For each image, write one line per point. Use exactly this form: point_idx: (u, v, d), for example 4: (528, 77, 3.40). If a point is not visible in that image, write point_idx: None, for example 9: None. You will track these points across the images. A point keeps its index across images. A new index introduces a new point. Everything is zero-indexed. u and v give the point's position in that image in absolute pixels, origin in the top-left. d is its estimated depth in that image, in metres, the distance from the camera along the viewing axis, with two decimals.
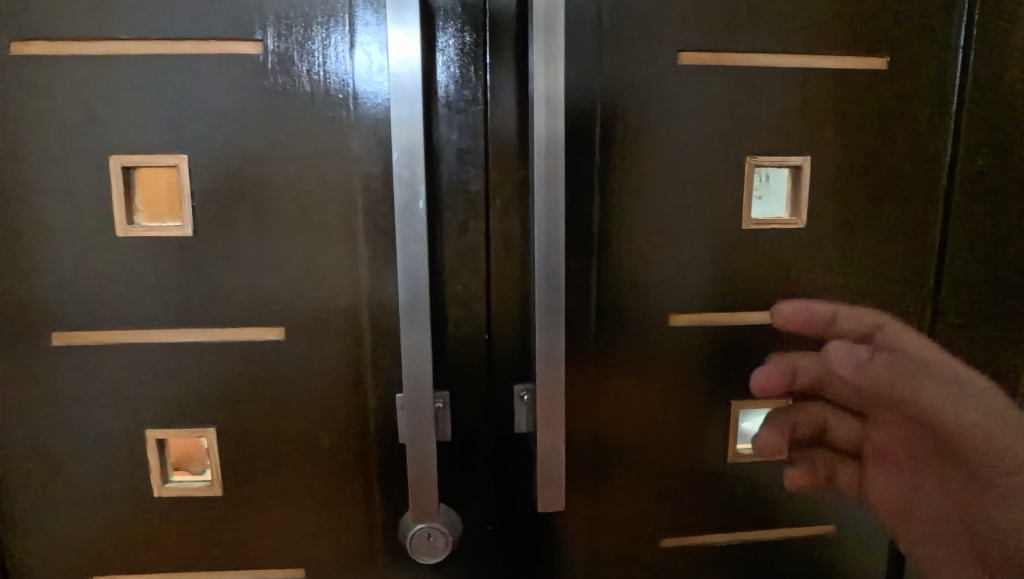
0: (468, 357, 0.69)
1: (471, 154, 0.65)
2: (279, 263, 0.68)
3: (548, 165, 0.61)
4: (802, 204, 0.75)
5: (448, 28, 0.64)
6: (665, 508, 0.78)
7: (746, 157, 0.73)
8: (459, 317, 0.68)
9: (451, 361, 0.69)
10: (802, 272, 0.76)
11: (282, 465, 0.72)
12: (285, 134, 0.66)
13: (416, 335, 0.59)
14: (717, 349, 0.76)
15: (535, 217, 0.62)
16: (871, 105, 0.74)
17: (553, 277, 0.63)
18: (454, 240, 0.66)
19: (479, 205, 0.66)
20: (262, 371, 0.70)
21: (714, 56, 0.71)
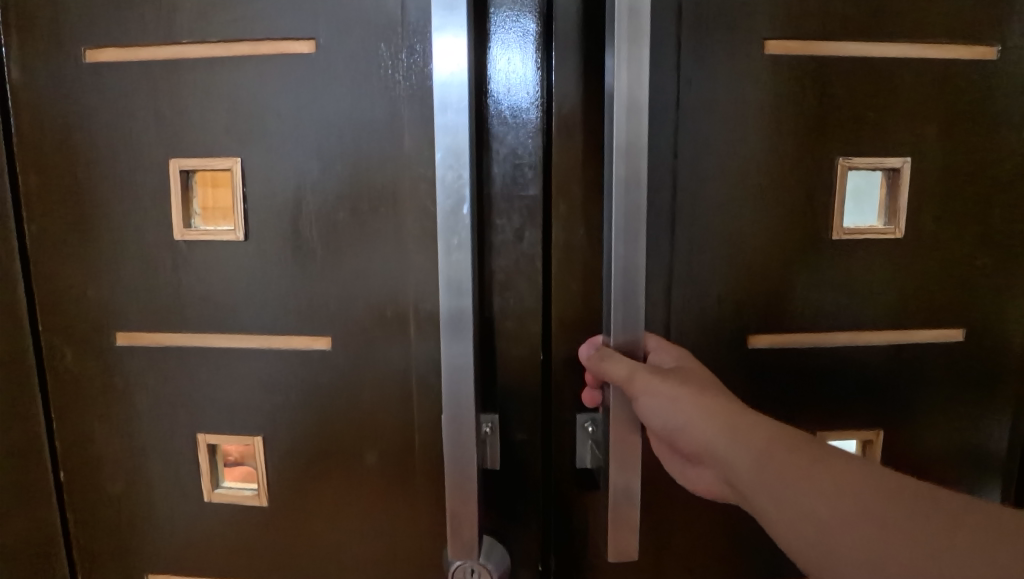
0: (522, 379, 0.63)
1: (528, 156, 0.59)
2: (327, 270, 0.65)
3: (627, 168, 0.53)
4: (900, 213, 0.64)
5: (509, 19, 0.58)
6: (731, 551, 0.69)
7: (838, 158, 0.62)
8: (513, 334, 0.62)
9: (503, 383, 0.63)
10: (903, 292, 0.65)
11: (326, 478, 0.69)
12: (336, 136, 0.63)
13: (463, 355, 0.54)
14: (805, 376, 0.66)
15: (612, 227, 0.55)
16: (982, 102, 0.63)
17: (630, 295, 0.55)
18: (509, 250, 0.61)
19: (538, 211, 0.60)
20: (309, 380, 0.67)
21: (803, 45, 0.61)
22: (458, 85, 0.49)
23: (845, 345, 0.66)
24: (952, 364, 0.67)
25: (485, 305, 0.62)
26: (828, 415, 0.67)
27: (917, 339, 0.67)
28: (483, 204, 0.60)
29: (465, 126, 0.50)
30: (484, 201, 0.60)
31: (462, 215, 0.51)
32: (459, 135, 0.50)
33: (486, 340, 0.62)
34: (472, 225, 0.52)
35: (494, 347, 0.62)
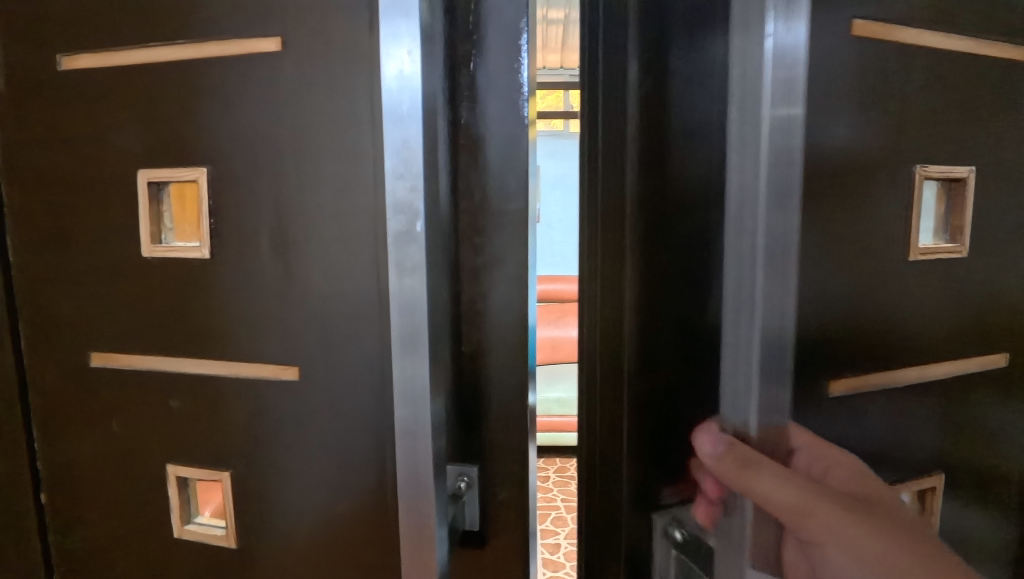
0: (504, 418, 0.56)
1: (515, 166, 0.53)
2: (298, 291, 0.58)
3: (778, 179, 0.41)
4: (962, 229, 0.65)
5: (508, 15, 0.52)
6: None
7: (917, 167, 0.61)
8: (501, 370, 0.56)
9: (488, 424, 0.56)
10: (938, 319, 0.65)
11: (294, 526, 0.61)
12: (306, 142, 0.56)
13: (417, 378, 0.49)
14: (876, 417, 0.63)
15: (754, 252, 0.42)
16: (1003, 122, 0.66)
17: (775, 342, 0.42)
18: (494, 275, 0.55)
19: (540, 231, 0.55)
20: (275, 413, 0.60)
21: (884, 30, 0.58)
22: (407, 87, 0.46)
23: (914, 381, 0.65)
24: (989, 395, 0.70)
25: (466, 331, 0.55)
26: (894, 465, 0.65)
27: (969, 370, 0.68)
28: (467, 223, 0.54)
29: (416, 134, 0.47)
30: (459, 217, 0.54)
31: (416, 231, 0.48)
32: (411, 141, 0.47)
33: (462, 372, 0.56)
34: (426, 244, 0.48)
35: (473, 381, 0.56)
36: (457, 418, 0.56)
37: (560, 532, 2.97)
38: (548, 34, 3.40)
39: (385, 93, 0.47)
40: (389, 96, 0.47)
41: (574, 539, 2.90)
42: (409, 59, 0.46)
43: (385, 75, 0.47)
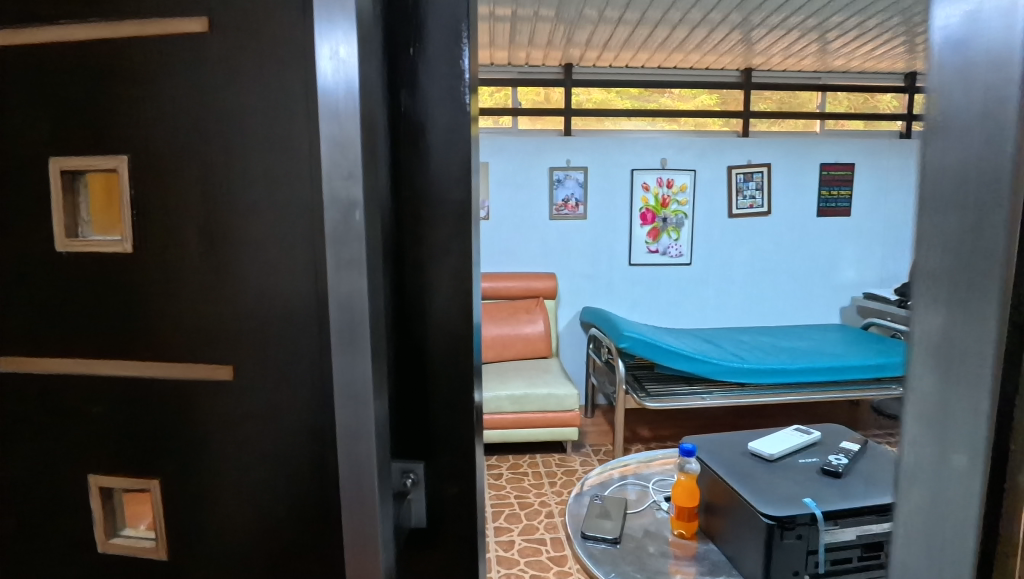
0: (448, 414, 0.55)
1: (457, 155, 0.52)
2: (230, 287, 0.55)
3: None
4: None
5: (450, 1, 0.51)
6: None
7: None
8: (444, 365, 0.54)
9: (431, 422, 0.55)
10: None
11: (229, 534, 0.58)
12: (236, 131, 0.53)
13: (358, 375, 0.48)
14: None
15: None
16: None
17: None
18: (437, 267, 0.53)
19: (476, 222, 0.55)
20: (206, 416, 0.57)
21: None
22: (341, 71, 0.46)
23: None
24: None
25: (409, 324, 0.54)
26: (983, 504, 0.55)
27: None
28: (408, 213, 0.53)
29: (352, 123, 0.46)
30: (397, 206, 0.53)
31: (354, 223, 0.47)
32: (347, 129, 0.46)
33: (403, 366, 0.55)
34: (365, 238, 0.48)
35: (416, 377, 0.55)
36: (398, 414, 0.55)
37: (514, 528, 2.98)
38: (497, 29, 3.39)
39: (321, 82, 0.46)
40: (325, 85, 0.46)
41: (529, 536, 2.91)
42: (343, 45, 0.46)
43: (321, 64, 0.46)
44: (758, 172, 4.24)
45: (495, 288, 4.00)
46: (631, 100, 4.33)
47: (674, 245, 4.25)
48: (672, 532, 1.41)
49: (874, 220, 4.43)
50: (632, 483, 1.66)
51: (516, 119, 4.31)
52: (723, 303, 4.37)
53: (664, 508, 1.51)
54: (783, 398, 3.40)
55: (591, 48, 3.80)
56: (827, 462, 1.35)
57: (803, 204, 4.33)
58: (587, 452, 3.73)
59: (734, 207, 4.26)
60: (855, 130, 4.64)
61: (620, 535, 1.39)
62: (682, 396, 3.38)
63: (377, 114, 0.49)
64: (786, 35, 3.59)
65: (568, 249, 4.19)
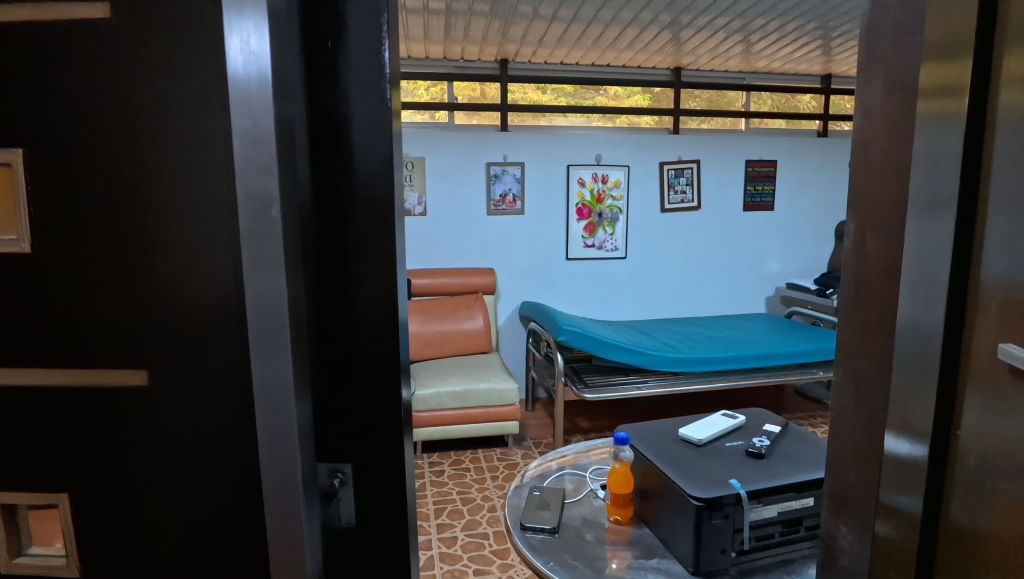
0: (375, 411, 0.54)
1: (378, 150, 0.52)
2: (142, 288, 0.53)
3: None
4: None
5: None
6: None
7: None
8: (371, 362, 0.54)
9: (359, 420, 0.54)
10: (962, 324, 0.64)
11: (148, 544, 0.56)
12: (145, 123, 0.51)
13: (279, 375, 0.48)
14: None
15: None
16: (942, 120, 0.65)
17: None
18: (361, 263, 0.53)
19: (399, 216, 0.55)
20: (119, 424, 0.54)
21: None
22: (253, 61, 0.45)
23: None
24: (870, 379, 0.78)
25: (334, 321, 0.53)
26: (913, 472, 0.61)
27: None
28: (331, 209, 0.52)
29: (265, 114, 0.45)
30: (318, 202, 0.52)
31: (271, 220, 0.47)
32: (261, 122, 0.45)
33: (327, 365, 0.54)
34: (282, 235, 0.47)
35: (342, 375, 0.54)
36: (323, 414, 0.54)
37: (457, 524, 2.98)
38: (431, 23, 3.36)
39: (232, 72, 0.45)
40: (238, 75, 0.45)
41: (471, 530, 2.92)
42: (256, 35, 0.45)
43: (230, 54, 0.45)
44: (689, 168, 4.40)
45: (434, 284, 3.98)
46: (567, 96, 4.39)
47: (610, 239, 4.34)
48: (609, 518, 1.45)
49: (796, 214, 4.67)
50: (570, 473, 1.69)
51: (453, 114, 4.28)
52: (658, 295, 4.51)
53: (602, 495, 1.55)
54: (713, 385, 3.55)
55: (526, 44, 3.82)
56: (751, 445, 1.42)
57: (731, 198, 4.52)
58: (529, 445, 3.78)
59: (666, 202, 4.39)
60: (777, 129, 4.88)
61: (559, 524, 1.42)
62: (619, 387, 3.47)
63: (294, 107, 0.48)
64: (712, 36, 3.72)
65: (507, 244, 4.21)
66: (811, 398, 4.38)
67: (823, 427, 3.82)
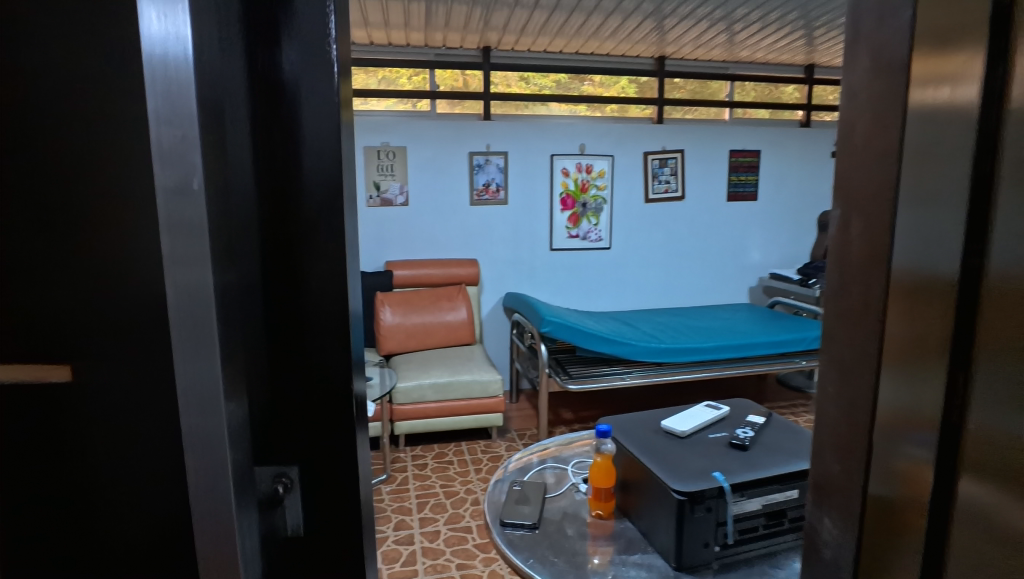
0: (324, 406, 0.50)
1: (324, 123, 0.47)
2: (61, 273, 0.47)
3: None
4: None
5: None
6: None
7: None
8: (317, 356, 0.49)
9: (305, 419, 0.50)
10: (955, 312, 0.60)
11: (76, 553, 0.51)
12: (61, 91, 0.45)
13: (206, 371, 0.42)
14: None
15: None
16: None
17: None
18: (306, 246, 0.48)
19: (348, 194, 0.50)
20: (40, 425, 0.49)
21: None
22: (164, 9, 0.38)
23: None
24: None
25: (278, 310, 0.48)
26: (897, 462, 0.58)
27: None
28: (272, 185, 0.47)
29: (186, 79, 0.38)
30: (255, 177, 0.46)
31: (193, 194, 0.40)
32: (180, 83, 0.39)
33: (270, 358, 0.49)
34: (208, 213, 0.41)
35: (285, 371, 0.49)
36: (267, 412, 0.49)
37: (439, 518, 2.95)
38: (412, 9, 3.29)
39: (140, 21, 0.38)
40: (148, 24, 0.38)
41: (454, 524, 2.90)
42: None
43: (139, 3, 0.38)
44: (672, 158, 4.37)
45: (417, 275, 3.94)
46: (549, 84, 4.33)
47: (593, 230, 4.31)
48: (590, 513, 1.42)
49: (779, 204, 4.67)
50: (551, 467, 1.66)
51: (435, 103, 4.21)
52: (642, 286, 4.49)
53: (582, 489, 1.52)
54: (697, 375, 3.54)
55: (509, 32, 3.76)
56: (734, 436, 1.40)
57: (714, 188, 4.51)
58: (512, 437, 3.75)
59: (650, 193, 4.37)
60: (761, 119, 4.87)
61: (539, 519, 1.39)
62: (604, 378, 3.45)
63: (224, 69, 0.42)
64: (696, 25, 3.68)
65: (490, 235, 4.16)
66: (793, 387, 4.40)
67: (804, 417, 3.85)
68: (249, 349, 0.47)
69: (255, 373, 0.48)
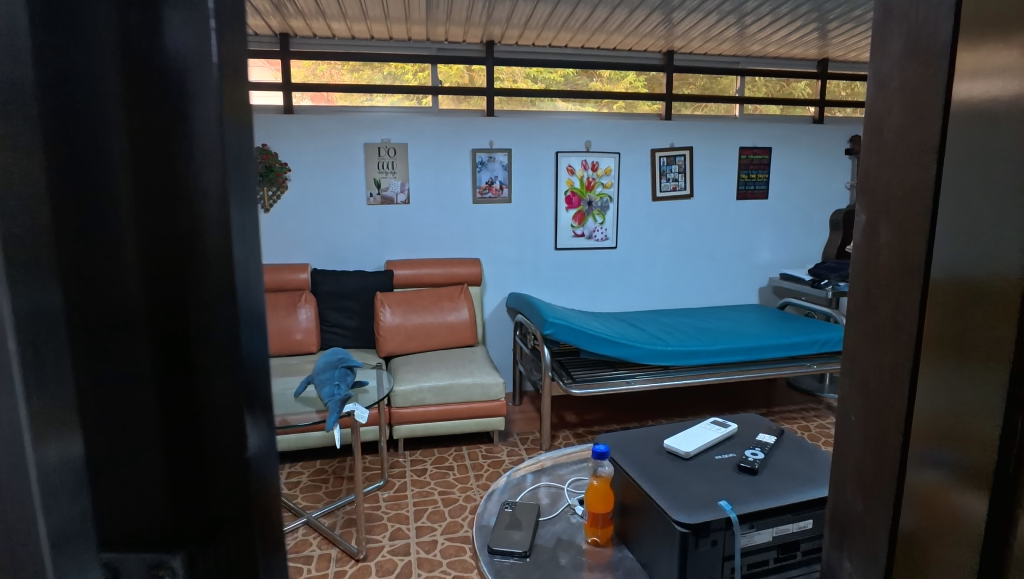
0: (214, 478, 0.35)
1: (211, 83, 0.31)
2: None
3: None
4: None
5: None
6: None
7: None
8: (200, 414, 0.34)
9: (187, 503, 0.35)
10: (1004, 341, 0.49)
11: None
12: None
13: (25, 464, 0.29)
14: None
15: None
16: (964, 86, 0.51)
17: None
18: (183, 261, 0.32)
19: (250, 185, 0.36)
20: None
21: None
22: None
23: None
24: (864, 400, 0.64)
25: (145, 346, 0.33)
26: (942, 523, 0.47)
27: None
28: (132, 166, 0.31)
29: None
30: (116, 156, 0.31)
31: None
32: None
33: (132, 414, 0.33)
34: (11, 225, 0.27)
35: (156, 437, 0.34)
36: (128, 491, 0.34)
37: (437, 527, 2.86)
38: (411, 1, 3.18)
39: None
40: None
41: (452, 533, 2.80)
42: None
43: None
44: (680, 155, 4.25)
45: (417, 275, 3.85)
46: (555, 79, 4.21)
47: (599, 228, 4.19)
48: (586, 539, 1.32)
49: (791, 203, 4.54)
50: (545, 486, 1.55)
51: (436, 98, 4.10)
52: (648, 286, 4.37)
53: (579, 512, 1.42)
54: (704, 379, 3.42)
55: (512, 25, 3.65)
56: (743, 458, 1.29)
57: (724, 186, 4.38)
58: (514, 441, 3.65)
59: (658, 191, 4.25)
60: (771, 116, 4.73)
61: (531, 547, 1.28)
62: (608, 382, 3.34)
63: (78, 19, 0.29)
64: (706, 18, 3.54)
65: (492, 234, 4.06)
66: (803, 390, 4.28)
67: (815, 423, 3.73)
68: (100, 403, 0.33)
69: (104, 435, 0.33)
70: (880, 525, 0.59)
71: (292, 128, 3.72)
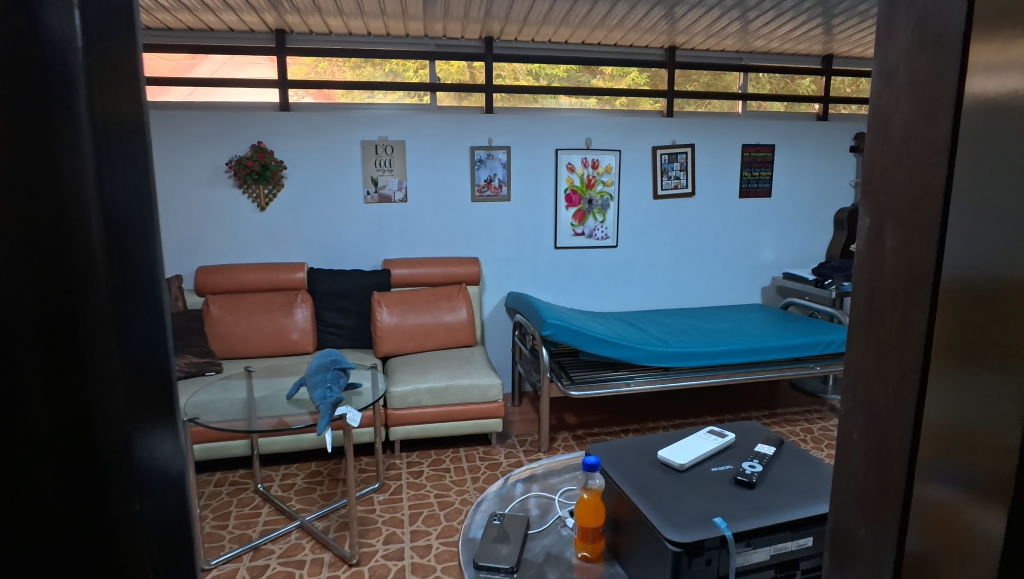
0: (113, 474, 0.38)
1: (85, 134, 0.36)
2: None
3: None
4: None
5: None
6: None
7: None
8: (95, 433, 0.38)
9: (83, 519, 0.38)
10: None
11: None
12: None
13: None
14: None
15: None
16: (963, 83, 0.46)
17: None
18: (73, 294, 0.36)
19: (153, 190, 0.40)
20: None
21: None
22: None
23: None
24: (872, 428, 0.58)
25: (36, 348, 0.36)
26: None
27: None
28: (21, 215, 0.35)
29: None
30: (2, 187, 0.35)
31: None
32: None
33: (27, 421, 0.36)
34: None
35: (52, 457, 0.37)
36: (27, 487, 0.37)
37: (432, 531, 2.80)
38: None
39: None
40: None
41: (447, 538, 2.75)
42: None
43: None
44: (682, 153, 4.18)
45: (414, 275, 3.79)
46: (556, 76, 4.15)
47: (600, 227, 4.13)
48: (576, 553, 1.26)
49: (795, 201, 4.46)
50: (535, 495, 1.50)
51: (434, 95, 4.04)
52: (649, 285, 4.31)
53: (570, 524, 1.36)
54: (705, 381, 3.36)
55: (511, 21, 3.58)
56: (740, 471, 1.23)
57: (727, 184, 4.31)
58: (512, 443, 3.59)
59: (659, 188, 4.18)
60: (775, 112, 4.65)
61: (518, 563, 1.23)
62: (607, 384, 3.28)
63: None
64: (708, 12, 3.47)
65: (491, 233, 4.00)
66: (808, 391, 4.21)
67: (819, 425, 3.66)
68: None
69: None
70: (886, 561, 0.53)
71: (289, 126, 3.67)
